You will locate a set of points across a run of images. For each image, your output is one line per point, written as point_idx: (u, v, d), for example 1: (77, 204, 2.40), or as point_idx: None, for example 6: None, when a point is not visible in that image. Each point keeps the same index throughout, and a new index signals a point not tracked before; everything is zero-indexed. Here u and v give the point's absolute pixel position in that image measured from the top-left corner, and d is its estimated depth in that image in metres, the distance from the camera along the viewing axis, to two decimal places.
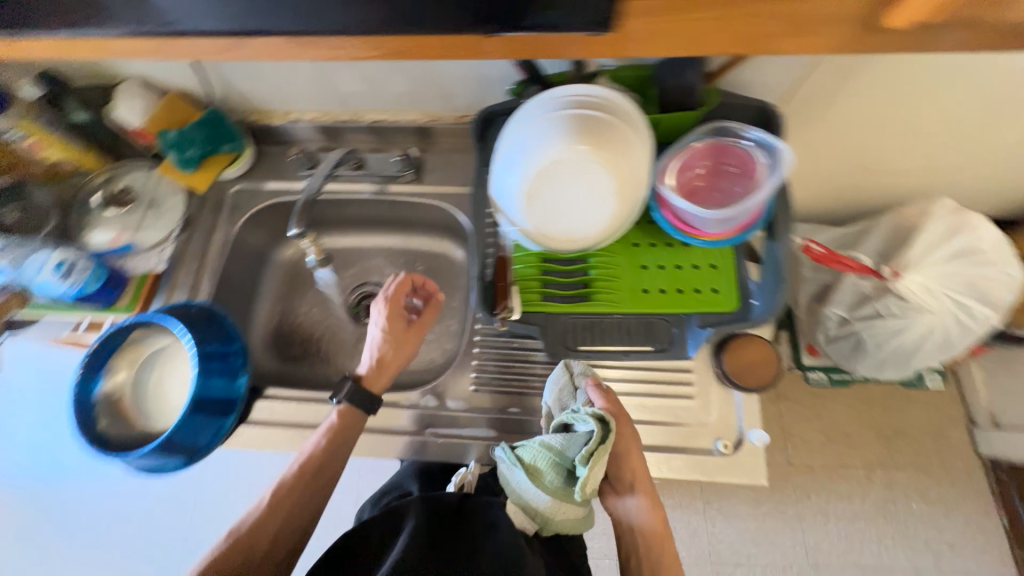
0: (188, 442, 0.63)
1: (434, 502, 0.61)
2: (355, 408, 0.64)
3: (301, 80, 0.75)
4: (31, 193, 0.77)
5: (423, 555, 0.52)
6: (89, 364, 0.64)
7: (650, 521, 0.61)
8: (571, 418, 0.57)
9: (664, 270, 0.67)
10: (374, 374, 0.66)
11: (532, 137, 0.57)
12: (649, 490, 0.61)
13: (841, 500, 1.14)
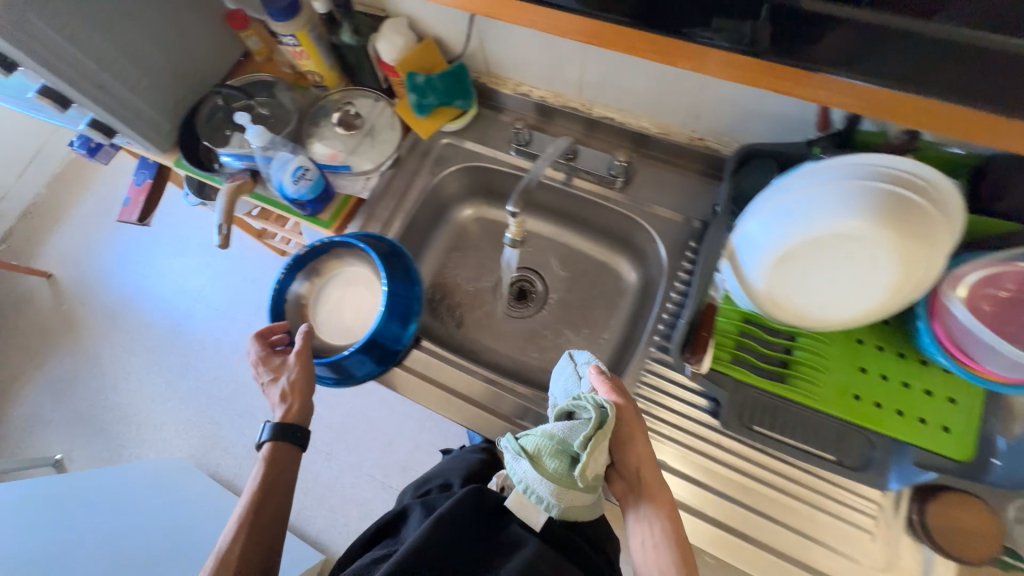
0: (353, 367, 0.68)
1: (481, 493, 0.58)
2: (282, 442, 0.65)
3: (553, 58, 0.72)
4: (278, 93, 0.86)
5: (437, 548, 0.51)
6: (292, 264, 0.72)
7: (665, 534, 0.55)
8: (573, 405, 0.56)
9: (886, 382, 0.58)
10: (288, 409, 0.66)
11: (813, 200, 0.50)
12: (665, 496, 0.57)
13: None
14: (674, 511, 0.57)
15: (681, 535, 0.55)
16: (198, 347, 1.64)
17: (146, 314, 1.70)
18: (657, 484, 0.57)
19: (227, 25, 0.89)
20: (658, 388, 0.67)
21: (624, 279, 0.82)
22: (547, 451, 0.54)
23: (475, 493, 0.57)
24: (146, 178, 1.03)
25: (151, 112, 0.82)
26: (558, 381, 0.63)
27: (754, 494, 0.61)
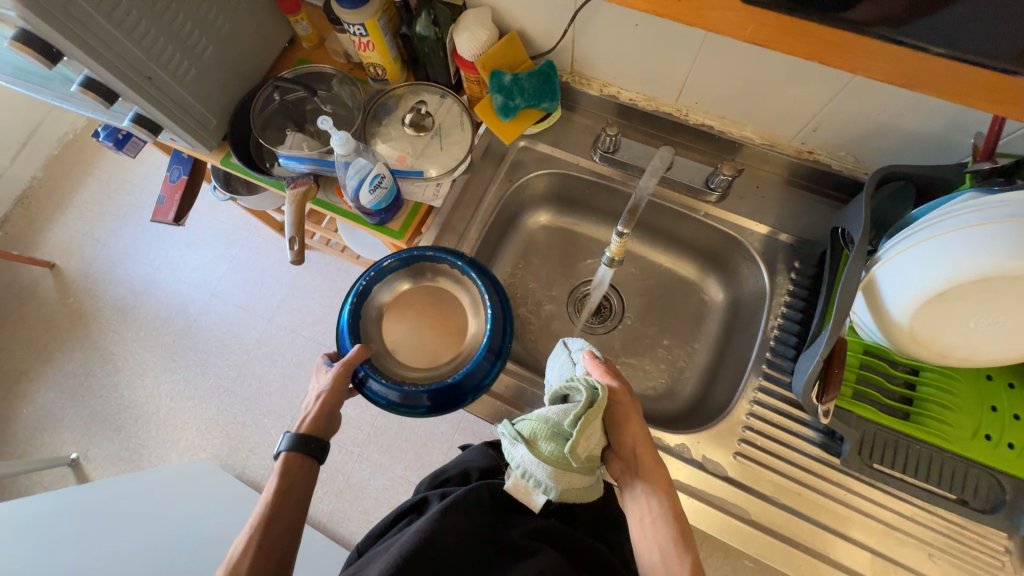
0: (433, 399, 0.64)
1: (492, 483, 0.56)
2: (300, 451, 0.59)
3: (657, 62, 0.66)
4: (336, 86, 0.79)
5: (450, 541, 0.49)
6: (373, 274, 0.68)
7: (665, 513, 0.53)
8: (566, 388, 0.57)
9: (1020, 423, 0.55)
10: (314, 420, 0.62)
11: (973, 240, 0.46)
12: (662, 472, 0.56)
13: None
14: (671, 489, 0.55)
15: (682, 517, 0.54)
16: (217, 344, 1.57)
17: (160, 308, 1.62)
18: (651, 462, 0.57)
19: (277, 8, 0.80)
20: (766, 421, 0.63)
21: (709, 296, 0.79)
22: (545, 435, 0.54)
23: (489, 488, 0.56)
24: (181, 174, 0.95)
25: (199, 106, 0.74)
26: (552, 368, 0.65)
27: (872, 534, 0.59)
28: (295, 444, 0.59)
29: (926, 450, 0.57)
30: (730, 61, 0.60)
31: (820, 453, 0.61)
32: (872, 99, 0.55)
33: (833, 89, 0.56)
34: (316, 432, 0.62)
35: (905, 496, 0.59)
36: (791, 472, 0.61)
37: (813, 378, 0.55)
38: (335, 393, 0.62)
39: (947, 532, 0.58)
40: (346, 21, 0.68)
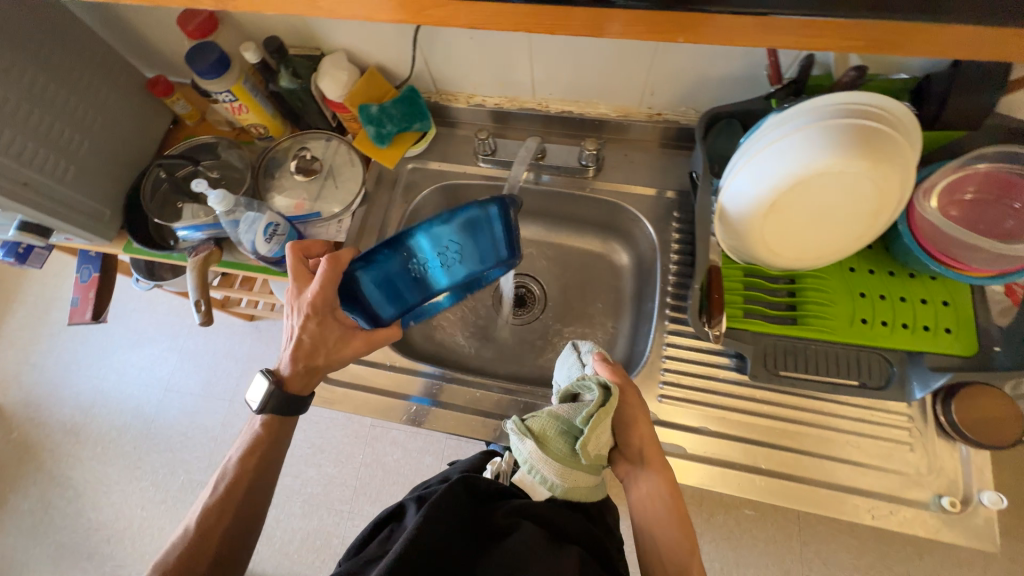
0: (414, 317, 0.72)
1: (473, 480, 0.55)
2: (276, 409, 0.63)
3: (502, 65, 0.72)
4: (223, 153, 0.82)
5: (432, 544, 0.47)
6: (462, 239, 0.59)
7: (673, 521, 0.58)
8: (578, 388, 0.59)
9: (886, 301, 0.61)
10: (299, 375, 0.62)
11: (779, 152, 0.53)
12: (668, 475, 0.60)
13: (940, 557, 1.08)
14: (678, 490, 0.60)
15: (685, 520, 0.58)
16: (180, 439, 1.51)
17: (112, 418, 1.55)
18: (655, 464, 0.59)
19: (149, 94, 0.83)
20: (684, 360, 0.67)
21: (616, 262, 0.84)
22: (554, 435, 0.55)
23: (465, 481, 0.55)
24: (92, 272, 0.94)
25: (88, 201, 0.75)
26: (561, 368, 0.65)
27: (799, 437, 0.63)
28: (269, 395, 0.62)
29: (820, 347, 0.62)
30: (561, 50, 0.66)
31: (735, 375, 0.65)
32: (682, 56, 0.63)
33: (650, 55, 0.64)
34: (294, 387, 0.63)
35: (818, 394, 0.63)
36: (714, 399, 0.65)
37: (700, 308, 0.60)
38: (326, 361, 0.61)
39: (861, 416, 0.62)
40: (212, 91, 0.72)
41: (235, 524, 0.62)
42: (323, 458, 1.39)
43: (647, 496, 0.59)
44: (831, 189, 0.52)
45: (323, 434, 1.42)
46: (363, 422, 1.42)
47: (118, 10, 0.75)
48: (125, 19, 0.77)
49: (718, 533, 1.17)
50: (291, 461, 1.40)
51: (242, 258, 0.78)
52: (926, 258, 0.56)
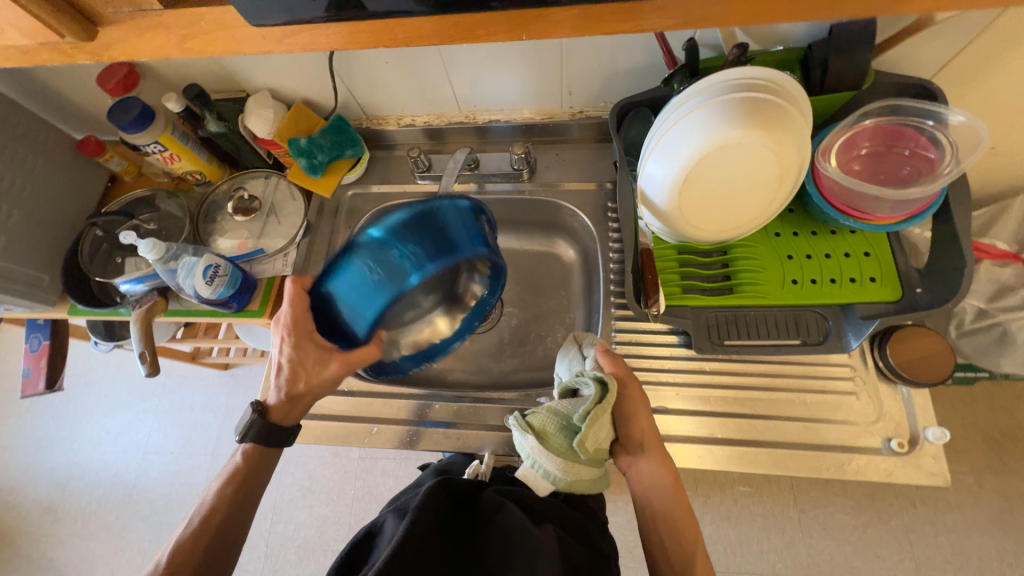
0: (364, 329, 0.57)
1: (449, 481, 0.57)
2: (260, 437, 0.61)
3: (423, 84, 0.74)
4: (162, 204, 0.82)
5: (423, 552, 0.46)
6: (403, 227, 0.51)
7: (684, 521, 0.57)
8: (577, 382, 0.57)
9: (813, 259, 0.64)
10: (284, 404, 0.61)
11: (681, 133, 0.55)
12: (670, 470, 0.58)
13: (930, 503, 1.10)
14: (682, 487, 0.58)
15: (691, 519, 0.57)
16: (164, 501, 1.46)
17: (92, 490, 1.49)
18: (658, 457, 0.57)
19: (81, 155, 0.84)
20: (633, 343, 0.68)
21: (564, 258, 0.85)
22: (555, 432, 0.55)
23: (444, 484, 0.56)
24: (42, 340, 0.92)
25: (24, 269, 0.74)
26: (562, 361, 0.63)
27: (752, 403, 0.64)
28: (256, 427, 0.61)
29: (758, 312, 0.64)
30: (474, 62, 0.69)
31: (685, 351, 0.67)
32: (587, 55, 0.66)
33: (557, 58, 0.67)
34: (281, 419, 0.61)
35: (764, 359, 0.65)
36: (667, 377, 0.66)
37: (637, 290, 0.62)
38: (315, 389, 0.58)
39: (807, 373, 0.64)
40: (138, 143, 0.72)
41: (206, 556, 0.57)
42: (314, 499, 1.36)
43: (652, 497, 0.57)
44: (736, 159, 0.55)
45: (312, 474, 1.39)
46: (351, 455, 1.39)
47: (38, 77, 0.76)
48: (46, 84, 0.78)
49: (717, 513, 1.17)
50: (281, 506, 1.36)
51: (189, 304, 0.77)
52: (835, 215, 0.59)
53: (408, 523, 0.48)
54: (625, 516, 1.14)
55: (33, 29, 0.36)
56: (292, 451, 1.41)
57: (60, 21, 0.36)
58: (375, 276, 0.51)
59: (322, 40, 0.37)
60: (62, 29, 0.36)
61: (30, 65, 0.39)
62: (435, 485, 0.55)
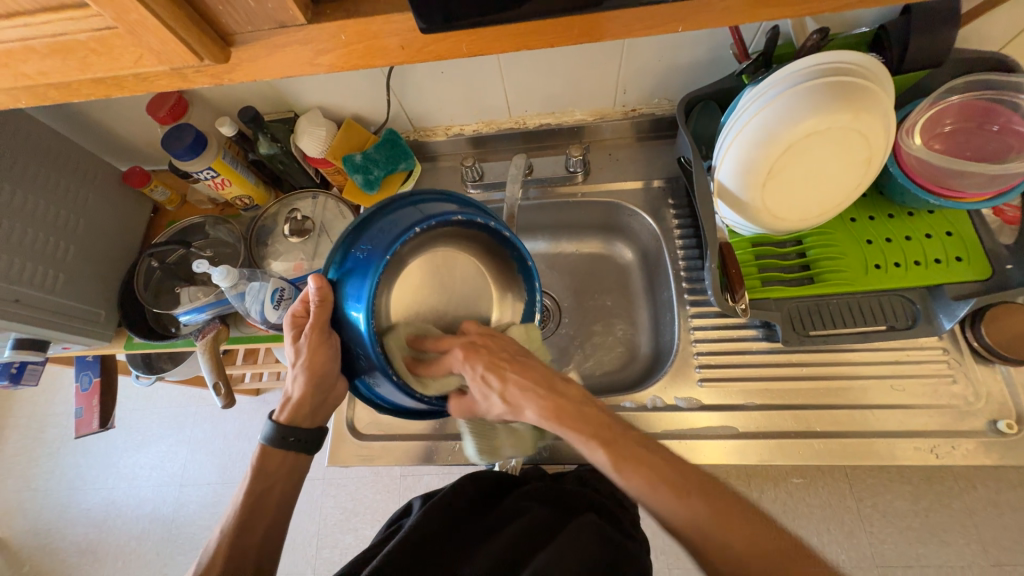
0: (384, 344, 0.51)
1: (476, 476, 0.68)
2: (283, 446, 0.57)
3: (474, 92, 0.73)
4: (212, 230, 0.80)
5: (431, 532, 0.60)
6: (389, 222, 0.51)
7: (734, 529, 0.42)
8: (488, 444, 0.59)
9: (894, 243, 0.62)
10: (300, 409, 0.58)
11: (762, 122, 0.55)
12: (659, 461, 0.46)
13: (1015, 488, 0.98)
14: (689, 472, 0.46)
15: (744, 521, 0.43)
16: (188, 536, 1.38)
17: (115, 529, 1.43)
18: (608, 432, 0.48)
19: (127, 186, 0.83)
20: (711, 340, 0.67)
21: (621, 259, 0.85)
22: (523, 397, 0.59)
23: (474, 479, 0.68)
24: (92, 378, 0.90)
25: (81, 306, 0.73)
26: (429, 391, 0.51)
27: (845, 393, 0.63)
28: (274, 437, 0.57)
29: (842, 299, 0.62)
30: (531, 66, 0.68)
31: (769, 344, 0.65)
32: (649, 51, 0.65)
33: (617, 56, 0.66)
34: (301, 424, 0.58)
35: (850, 346, 0.64)
36: (752, 372, 0.65)
37: (720, 285, 0.61)
38: (327, 382, 0.55)
39: (897, 358, 0.63)
40: (193, 170, 0.71)
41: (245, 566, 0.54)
42: (359, 522, 1.22)
43: (676, 512, 0.44)
44: (824, 143, 0.54)
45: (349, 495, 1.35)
46: (393, 474, 1.26)
47: (85, 110, 0.75)
48: (93, 117, 0.77)
49: (775, 508, 1.07)
50: (327, 531, 1.23)
51: (250, 329, 0.77)
52: (924, 193, 0.58)
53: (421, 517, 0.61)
54: None
55: (145, 56, 0.35)
56: (333, 475, 1.27)
57: (203, 44, 0.34)
58: (359, 261, 0.50)
59: (462, 46, 0.36)
60: (204, 52, 0.35)
61: (144, 93, 0.38)
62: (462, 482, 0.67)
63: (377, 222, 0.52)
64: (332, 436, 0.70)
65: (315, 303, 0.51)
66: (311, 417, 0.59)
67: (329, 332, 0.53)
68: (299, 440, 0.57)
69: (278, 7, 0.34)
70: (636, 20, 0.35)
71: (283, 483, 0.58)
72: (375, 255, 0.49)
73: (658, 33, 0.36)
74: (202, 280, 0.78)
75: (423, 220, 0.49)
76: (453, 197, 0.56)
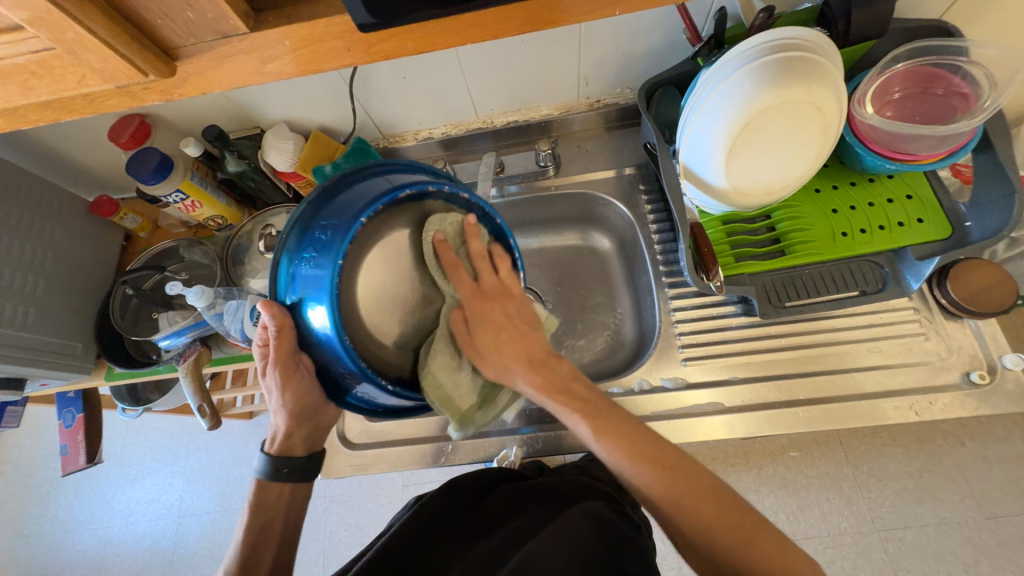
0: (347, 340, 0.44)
1: (464, 483, 0.67)
2: (277, 478, 0.57)
3: (437, 94, 0.74)
4: (186, 253, 0.79)
5: (415, 541, 0.59)
6: (340, 207, 0.46)
7: (724, 521, 0.44)
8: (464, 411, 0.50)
9: (858, 210, 0.64)
10: (288, 436, 0.57)
11: (715, 103, 0.57)
12: (642, 443, 0.49)
13: (1001, 440, 0.96)
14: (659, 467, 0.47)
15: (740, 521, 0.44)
16: (188, 567, 1.36)
17: (109, 567, 1.40)
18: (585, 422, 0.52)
19: (96, 216, 0.81)
20: (692, 319, 0.69)
21: (599, 249, 0.86)
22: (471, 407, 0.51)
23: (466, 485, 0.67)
24: (75, 415, 0.89)
25: (58, 341, 0.72)
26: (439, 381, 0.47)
27: (826, 360, 0.64)
28: (268, 470, 0.57)
29: (812, 269, 0.64)
30: (489, 63, 0.68)
31: (747, 318, 0.67)
32: (604, 40, 0.66)
33: (573, 48, 0.67)
34: (293, 452, 0.58)
35: (825, 314, 0.65)
36: (733, 347, 0.66)
37: (695, 266, 0.62)
38: (313, 408, 0.56)
39: (870, 322, 0.65)
40: (160, 193, 0.71)
41: None
42: (364, 536, 1.21)
43: (656, 487, 0.46)
44: (778, 115, 0.56)
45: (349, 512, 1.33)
46: (394, 484, 1.24)
47: (46, 142, 0.74)
48: (55, 148, 0.76)
49: (774, 484, 1.06)
50: (331, 548, 1.21)
51: (232, 350, 0.76)
52: (880, 159, 0.60)
53: (408, 529, 0.59)
54: None
55: (90, 77, 0.35)
56: (333, 490, 1.26)
57: (143, 57, 0.34)
58: (315, 251, 0.45)
59: (408, 45, 0.36)
60: (147, 67, 0.35)
61: (94, 114, 0.38)
62: (453, 487, 0.66)
63: (330, 205, 0.47)
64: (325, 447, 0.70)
65: (273, 333, 0.47)
66: (303, 443, 0.59)
67: (296, 362, 0.49)
68: (295, 469, 0.57)
69: (218, 18, 0.34)
70: (574, 6, 0.35)
71: (286, 510, 0.58)
72: (332, 245, 0.44)
73: (594, 14, 0.36)
74: (179, 305, 0.77)
75: (374, 205, 0.45)
76: (405, 165, 0.53)
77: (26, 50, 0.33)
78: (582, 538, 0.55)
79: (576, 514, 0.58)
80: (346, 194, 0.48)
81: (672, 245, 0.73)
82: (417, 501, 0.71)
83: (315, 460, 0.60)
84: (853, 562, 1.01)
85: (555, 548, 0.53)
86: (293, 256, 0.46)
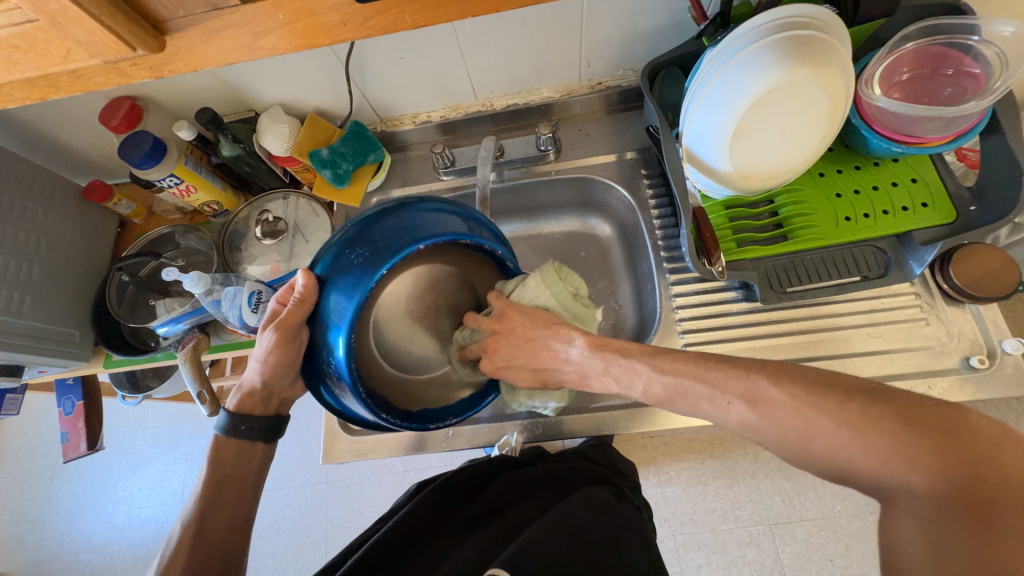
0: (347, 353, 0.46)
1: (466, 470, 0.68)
2: (234, 435, 0.59)
3: (436, 75, 0.72)
4: (182, 239, 0.78)
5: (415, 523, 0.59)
6: (394, 232, 0.48)
7: (824, 429, 0.41)
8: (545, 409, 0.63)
9: (862, 194, 0.63)
10: (252, 392, 0.59)
11: (726, 80, 0.55)
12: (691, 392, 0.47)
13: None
14: (732, 380, 0.47)
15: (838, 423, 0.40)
16: None
17: (114, 552, 1.41)
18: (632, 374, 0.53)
19: (89, 201, 0.80)
20: (693, 305, 0.68)
21: (599, 236, 0.85)
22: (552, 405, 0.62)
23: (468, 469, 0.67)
24: (75, 402, 0.88)
25: (54, 328, 0.71)
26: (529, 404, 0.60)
27: (827, 346, 0.64)
28: (227, 425, 0.59)
29: (814, 255, 0.63)
30: (489, 42, 0.66)
31: (748, 304, 0.67)
32: (607, 19, 0.64)
33: (575, 26, 0.65)
34: (253, 412, 0.60)
35: (825, 299, 0.65)
36: (733, 333, 0.66)
37: (696, 250, 0.61)
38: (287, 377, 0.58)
39: (872, 308, 0.65)
40: (153, 177, 0.69)
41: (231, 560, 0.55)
42: (365, 520, 1.22)
43: (734, 421, 0.47)
44: (787, 98, 0.54)
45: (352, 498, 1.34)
46: (394, 470, 1.25)
47: (35, 124, 0.72)
48: (45, 131, 0.74)
49: (770, 467, 1.07)
50: (334, 533, 1.23)
51: (231, 336, 0.76)
52: (887, 142, 0.59)
53: (407, 517, 0.59)
54: (680, 486, 1.12)
55: (76, 53, 0.33)
56: (335, 476, 1.27)
57: (132, 31, 0.33)
58: (357, 266, 0.47)
59: (406, 19, 0.35)
60: (135, 41, 0.33)
61: (82, 92, 0.37)
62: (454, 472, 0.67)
63: (386, 223, 0.48)
64: (325, 434, 0.70)
65: (295, 300, 0.49)
66: (265, 405, 0.61)
67: (297, 330, 0.52)
68: (250, 429, 0.59)
69: None
70: None
71: (250, 473, 0.59)
72: (371, 267, 0.46)
73: None
74: (176, 291, 0.77)
75: (433, 237, 0.47)
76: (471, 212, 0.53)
77: (9, 23, 0.32)
78: (583, 523, 0.56)
79: (578, 499, 0.59)
80: (397, 220, 0.48)
81: (671, 231, 0.73)
82: (417, 485, 0.72)
83: (273, 424, 0.61)
84: (846, 543, 1.03)
85: (556, 531, 0.53)
86: (336, 259, 0.48)
